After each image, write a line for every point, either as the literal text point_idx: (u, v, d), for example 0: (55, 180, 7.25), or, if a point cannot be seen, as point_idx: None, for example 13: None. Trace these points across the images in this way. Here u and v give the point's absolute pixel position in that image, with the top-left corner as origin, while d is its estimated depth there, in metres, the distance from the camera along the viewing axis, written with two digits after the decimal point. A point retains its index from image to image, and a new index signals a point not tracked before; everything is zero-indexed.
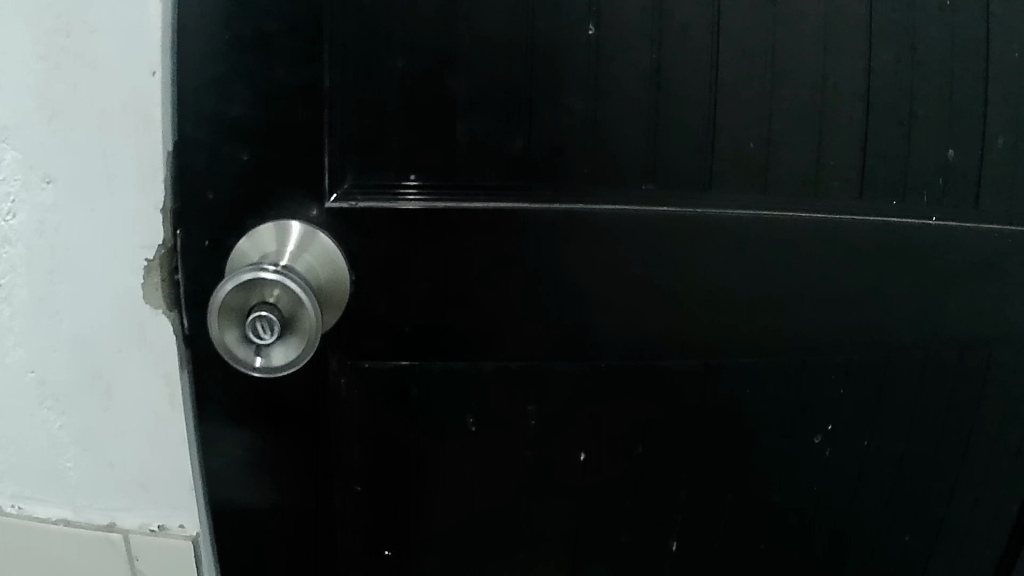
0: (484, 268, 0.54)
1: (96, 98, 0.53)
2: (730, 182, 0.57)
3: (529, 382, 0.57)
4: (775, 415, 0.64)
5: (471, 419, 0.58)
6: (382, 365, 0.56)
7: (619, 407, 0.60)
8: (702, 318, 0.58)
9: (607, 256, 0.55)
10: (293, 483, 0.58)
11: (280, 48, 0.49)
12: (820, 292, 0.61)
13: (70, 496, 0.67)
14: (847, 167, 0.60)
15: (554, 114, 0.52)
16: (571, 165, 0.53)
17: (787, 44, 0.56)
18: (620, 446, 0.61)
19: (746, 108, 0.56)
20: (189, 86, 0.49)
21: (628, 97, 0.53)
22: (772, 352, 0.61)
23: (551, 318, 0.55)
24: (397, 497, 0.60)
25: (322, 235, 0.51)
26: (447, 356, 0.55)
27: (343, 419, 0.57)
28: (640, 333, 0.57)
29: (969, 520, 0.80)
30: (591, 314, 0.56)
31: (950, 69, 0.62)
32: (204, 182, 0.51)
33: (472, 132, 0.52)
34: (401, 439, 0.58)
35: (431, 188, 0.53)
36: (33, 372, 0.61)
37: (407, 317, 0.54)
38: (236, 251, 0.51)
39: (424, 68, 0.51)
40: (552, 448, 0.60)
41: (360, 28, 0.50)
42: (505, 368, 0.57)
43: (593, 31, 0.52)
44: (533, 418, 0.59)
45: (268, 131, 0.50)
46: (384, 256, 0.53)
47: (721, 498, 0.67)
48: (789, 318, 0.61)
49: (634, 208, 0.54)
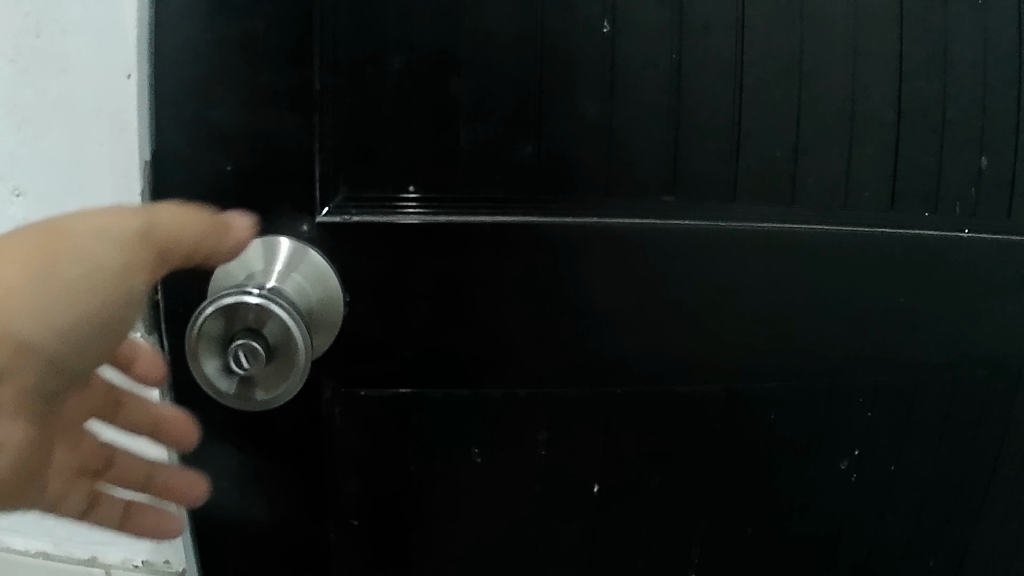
0: (490, 287, 0.50)
1: (68, 103, 0.53)
2: (755, 194, 0.52)
3: (539, 408, 0.53)
4: (800, 445, 0.59)
5: (476, 448, 0.53)
6: (379, 393, 0.51)
7: (636, 433, 0.55)
8: (724, 340, 0.54)
9: (622, 273, 0.51)
10: (286, 518, 0.54)
11: (267, 47, 0.45)
12: (852, 311, 0.56)
13: (52, 526, 0.66)
14: (879, 178, 0.55)
15: (567, 118, 0.48)
16: (584, 176, 0.49)
17: (817, 43, 0.52)
18: (635, 477, 0.56)
19: (772, 113, 0.51)
20: (168, 88, 0.45)
21: (644, 100, 0.49)
22: (799, 378, 0.57)
23: (561, 341, 0.51)
24: (399, 531, 0.56)
25: (313, 252, 0.47)
26: (449, 382, 0.51)
27: (339, 449, 0.53)
28: (657, 356, 0.53)
29: (1000, 551, 0.76)
30: (606, 335, 0.52)
31: (987, 74, 0.57)
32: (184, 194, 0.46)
33: (477, 139, 0.48)
34: (401, 471, 0.54)
35: (432, 200, 0.48)
36: None
37: (407, 340, 0.50)
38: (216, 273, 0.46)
39: (425, 70, 0.47)
40: (563, 480, 0.55)
41: (354, 25, 0.46)
42: (513, 394, 0.52)
43: (608, 28, 0.48)
44: (542, 449, 0.54)
45: (255, 137, 0.46)
46: (380, 273, 0.49)
47: (744, 535, 0.62)
48: (817, 341, 0.56)
49: (653, 221, 0.50)
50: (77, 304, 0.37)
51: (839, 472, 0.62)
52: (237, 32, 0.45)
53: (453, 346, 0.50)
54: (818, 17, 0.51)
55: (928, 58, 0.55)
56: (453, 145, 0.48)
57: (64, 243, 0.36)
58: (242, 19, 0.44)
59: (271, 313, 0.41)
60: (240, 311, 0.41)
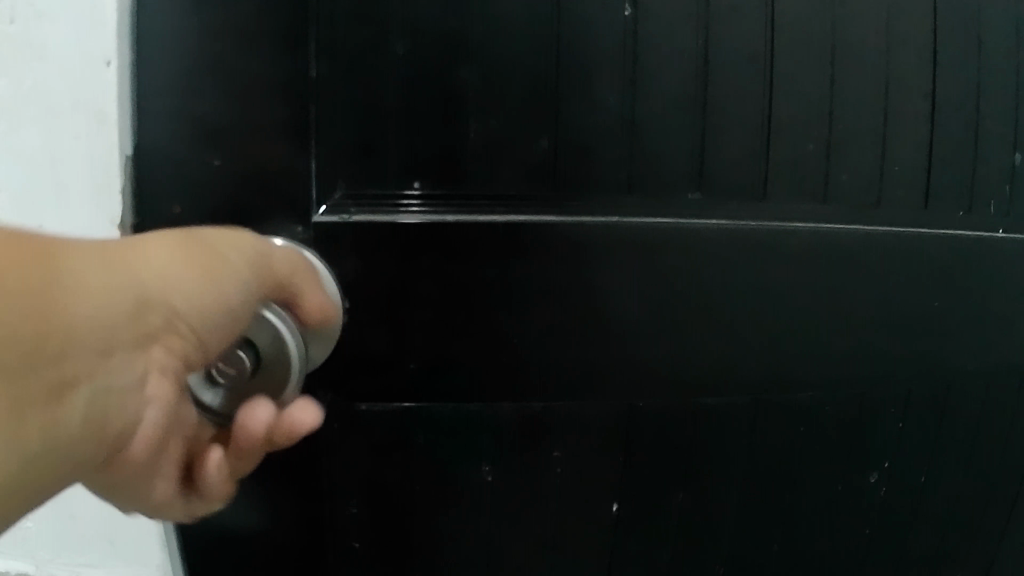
0: (501, 292, 0.46)
1: (47, 95, 0.44)
2: (788, 191, 0.48)
3: (554, 424, 0.49)
4: (833, 464, 0.54)
5: (486, 466, 0.49)
6: (381, 408, 0.47)
7: (659, 449, 0.50)
8: (754, 348, 0.50)
9: (643, 277, 0.47)
10: (277, 547, 0.49)
11: (260, 32, 0.42)
12: (885, 318, 0.52)
13: (30, 551, 0.61)
14: (913, 175, 0.50)
15: (585, 109, 0.45)
16: (603, 172, 0.45)
17: (851, 30, 0.48)
18: (657, 497, 0.52)
19: (805, 104, 0.47)
20: (152, 77, 0.41)
21: (668, 90, 0.45)
22: (833, 390, 0.52)
23: (579, 350, 0.47)
24: (401, 558, 0.51)
25: (309, 254, 0.43)
26: (457, 397, 0.47)
27: (336, 470, 0.48)
28: (680, 368, 0.49)
29: None
30: (626, 344, 0.48)
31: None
32: (170, 194, 0.43)
33: (487, 132, 0.44)
34: (404, 492, 0.49)
35: (439, 198, 0.44)
36: None
37: (411, 351, 0.46)
38: None
39: (431, 57, 0.43)
40: (580, 500, 0.51)
41: (354, 9, 0.42)
42: (527, 409, 0.48)
43: (630, 12, 0.44)
44: (558, 467, 0.49)
45: (247, 130, 0.42)
46: (382, 277, 0.45)
47: (770, 562, 0.57)
48: (853, 351, 0.52)
49: (676, 221, 0.46)
50: (218, 310, 0.35)
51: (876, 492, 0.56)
52: (229, 11, 0.41)
53: (460, 356, 0.46)
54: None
55: (971, 41, 0.50)
56: (461, 137, 0.44)
57: (218, 258, 0.35)
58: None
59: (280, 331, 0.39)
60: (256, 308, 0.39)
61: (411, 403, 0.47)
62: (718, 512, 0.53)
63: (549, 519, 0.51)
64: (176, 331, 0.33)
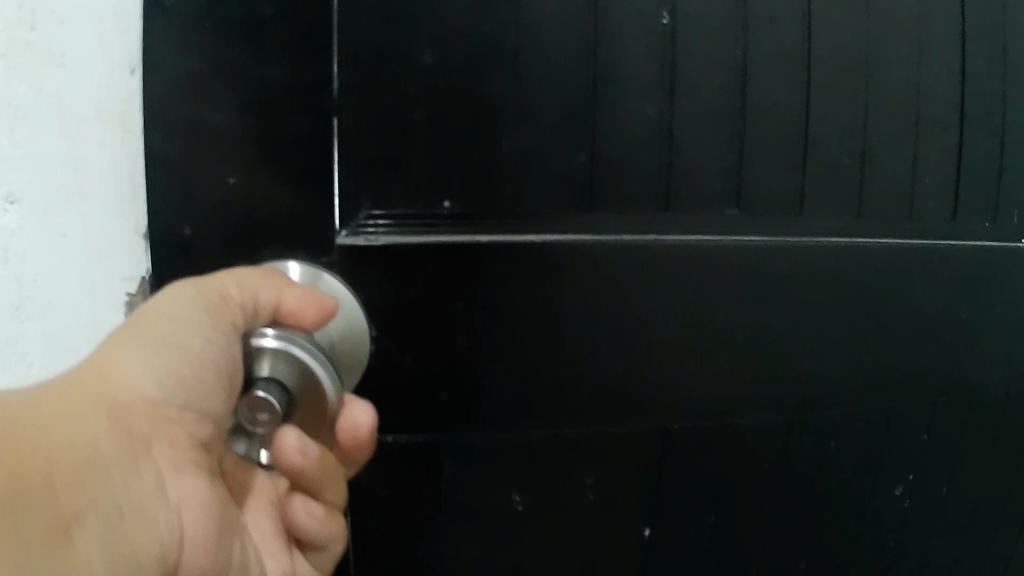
0: (537, 315, 0.44)
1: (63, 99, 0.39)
2: (823, 205, 0.47)
3: (586, 449, 0.46)
4: (860, 479, 0.54)
5: (517, 496, 0.46)
6: (408, 440, 0.44)
7: (692, 471, 0.49)
8: (786, 365, 0.48)
9: (679, 296, 0.45)
10: None
11: (277, 40, 0.39)
12: (915, 334, 0.51)
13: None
14: (941, 186, 0.49)
15: (623, 122, 0.42)
16: (641, 187, 0.43)
17: (882, 41, 0.46)
18: (688, 520, 0.50)
19: (839, 115, 0.46)
20: (160, 87, 0.38)
21: (706, 101, 0.43)
22: (862, 404, 0.51)
23: (612, 372, 0.45)
24: None
25: (326, 274, 0.41)
26: (488, 426, 0.44)
27: (360, 508, 0.45)
28: (713, 387, 0.47)
29: None
30: (659, 364, 0.46)
31: None
32: (180, 214, 0.40)
33: (520, 146, 0.42)
34: (432, 526, 0.46)
35: (470, 216, 0.42)
36: None
37: (441, 379, 0.43)
38: None
39: (462, 66, 0.41)
40: (610, 527, 0.49)
41: (380, 15, 0.40)
42: (559, 435, 0.46)
43: (668, 20, 0.42)
44: (589, 493, 0.47)
45: (263, 145, 0.39)
46: (409, 301, 0.42)
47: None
48: (881, 366, 0.51)
49: (713, 237, 0.45)
50: (193, 363, 0.31)
51: (901, 507, 0.55)
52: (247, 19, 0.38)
53: (493, 382, 0.44)
54: (885, 8, 0.46)
55: (1000, 50, 0.49)
56: (494, 152, 0.42)
57: (157, 323, 0.31)
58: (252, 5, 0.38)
59: (292, 348, 0.33)
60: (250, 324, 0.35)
61: (440, 434, 0.44)
62: (746, 533, 0.52)
63: (579, 547, 0.49)
64: (168, 418, 0.30)
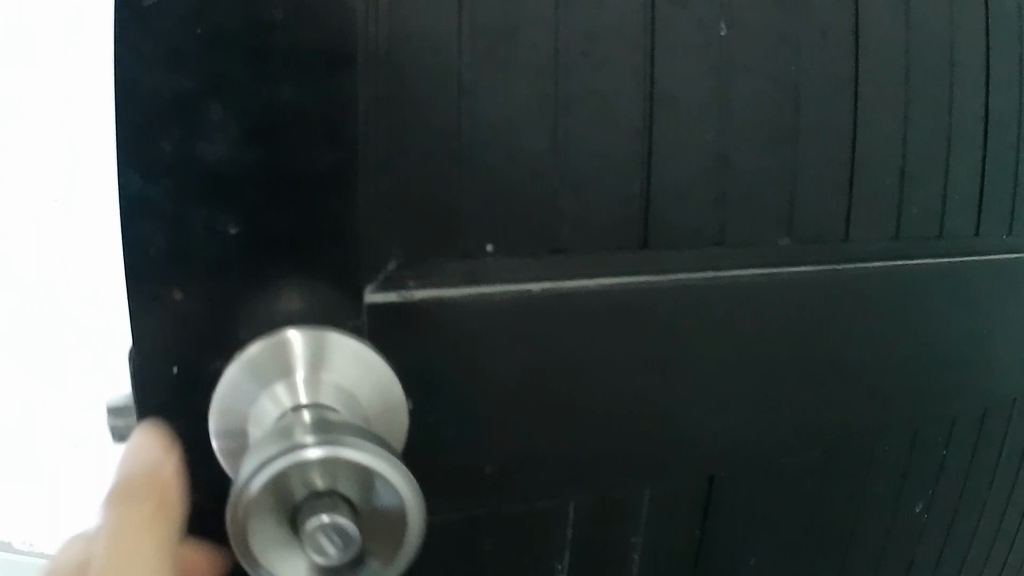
0: (589, 369, 0.38)
1: None
2: (867, 227, 0.44)
3: (628, 504, 0.42)
4: (886, 506, 0.51)
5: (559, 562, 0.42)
6: (441, 519, 0.39)
7: (734, 514, 0.45)
8: (837, 401, 0.45)
9: (737, 339, 0.41)
10: None
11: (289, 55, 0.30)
12: (962, 355, 0.48)
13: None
14: (970, 199, 0.47)
15: (682, 145, 0.38)
16: (694, 218, 0.39)
17: (920, 52, 0.43)
18: (732, 561, 0.47)
19: (884, 130, 0.43)
20: (135, 113, 0.30)
21: (760, 120, 0.39)
22: (898, 433, 0.48)
23: (661, 426, 0.40)
24: None
25: (335, 333, 0.33)
26: (530, 497, 0.39)
27: None
28: (766, 429, 0.43)
29: None
30: (713, 412, 0.41)
31: None
32: (169, 276, 0.32)
33: (573, 178, 0.36)
34: None
35: (515, 260, 0.36)
36: (31, 392, 0.56)
37: (482, 451, 0.37)
38: (223, 393, 0.32)
39: (509, 88, 0.35)
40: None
41: (413, 27, 0.33)
42: (606, 494, 0.41)
43: (724, 30, 0.38)
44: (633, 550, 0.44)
45: (273, 184, 0.32)
46: (449, 366, 0.36)
47: None
48: (925, 394, 0.48)
49: (770, 267, 0.41)
50: None
51: (921, 525, 0.53)
52: (258, 29, 0.30)
53: (541, 448, 0.38)
54: (921, 16, 0.43)
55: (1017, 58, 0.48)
56: (546, 186, 0.36)
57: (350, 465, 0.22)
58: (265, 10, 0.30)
59: (342, 454, 0.26)
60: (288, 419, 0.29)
61: (476, 510, 0.39)
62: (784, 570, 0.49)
63: None
64: None
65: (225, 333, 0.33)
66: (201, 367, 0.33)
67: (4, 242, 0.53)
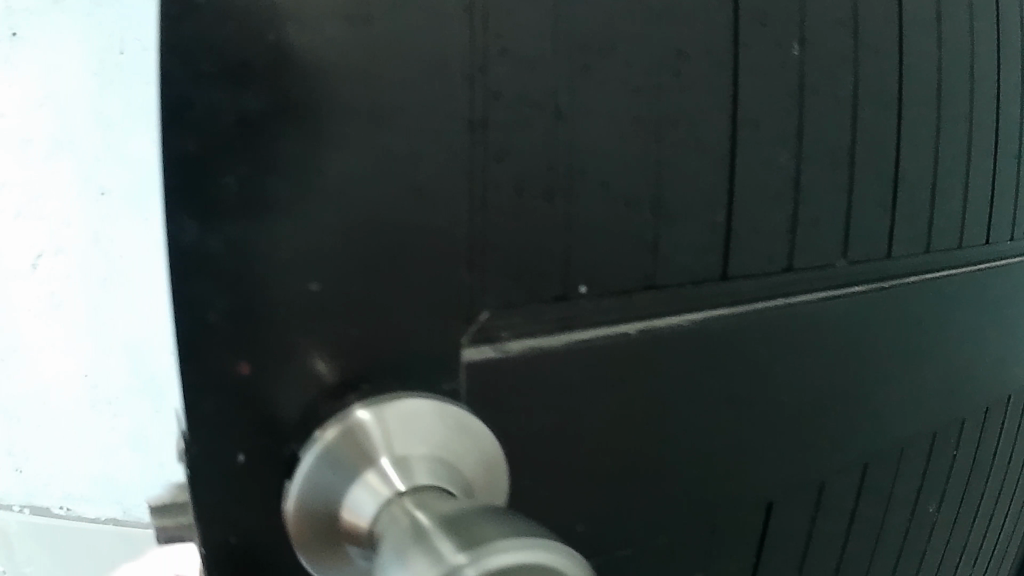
0: (674, 410, 0.35)
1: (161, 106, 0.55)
2: (900, 243, 0.43)
3: (695, 547, 0.40)
4: (900, 513, 0.51)
5: None
6: None
7: (782, 538, 0.44)
8: (873, 418, 0.44)
9: (803, 366, 0.39)
10: None
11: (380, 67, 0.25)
12: (964, 369, 0.49)
13: (121, 497, 0.63)
14: (981, 210, 0.48)
15: (760, 169, 0.35)
16: (766, 242, 0.37)
17: (948, 67, 0.44)
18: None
19: (918, 146, 0.42)
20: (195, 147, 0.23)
21: (825, 140, 0.38)
22: (917, 443, 0.49)
23: (735, 464, 0.38)
24: None
25: (404, 399, 0.28)
26: (611, 552, 0.36)
27: None
28: (807, 467, 0.42)
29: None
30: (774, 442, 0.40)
31: None
32: (235, 349, 0.26)
33: (664, 207, 0.33)
34: None
35: (604, 301, 0.33)
36: (86, 374, 0.58)
37: (571, 515, 0.34)
38: (304, 497, 0.27)
39: (608, 106, 0.31)
40: None
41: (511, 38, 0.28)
42: (676, 540, 0.39)
43: (797, 49, 0.36)
44: None
45: (359, 228, 0.26)
46: (538, 425, 0.32)
47: None
48: (941, 404, 0.48)
49: (827, 292, 0.39)
50: None
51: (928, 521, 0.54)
52: (351, 45, 0.25)
53: (625, 503, 0.35)
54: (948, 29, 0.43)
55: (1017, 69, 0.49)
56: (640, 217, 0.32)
57: None
58: (361, 25, 0.25)
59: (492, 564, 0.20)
60: (391, 520, 0.26)
61: None
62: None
63: None
64: None
65: (298, 412, 0.27)
66: (276, 455, 0.27)
67: (49, 225, 0.54)
